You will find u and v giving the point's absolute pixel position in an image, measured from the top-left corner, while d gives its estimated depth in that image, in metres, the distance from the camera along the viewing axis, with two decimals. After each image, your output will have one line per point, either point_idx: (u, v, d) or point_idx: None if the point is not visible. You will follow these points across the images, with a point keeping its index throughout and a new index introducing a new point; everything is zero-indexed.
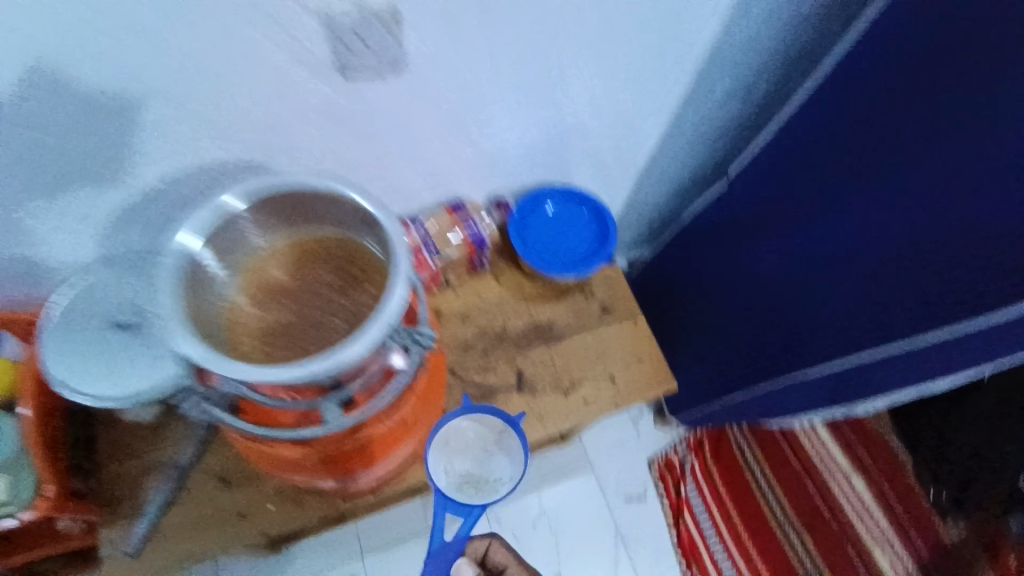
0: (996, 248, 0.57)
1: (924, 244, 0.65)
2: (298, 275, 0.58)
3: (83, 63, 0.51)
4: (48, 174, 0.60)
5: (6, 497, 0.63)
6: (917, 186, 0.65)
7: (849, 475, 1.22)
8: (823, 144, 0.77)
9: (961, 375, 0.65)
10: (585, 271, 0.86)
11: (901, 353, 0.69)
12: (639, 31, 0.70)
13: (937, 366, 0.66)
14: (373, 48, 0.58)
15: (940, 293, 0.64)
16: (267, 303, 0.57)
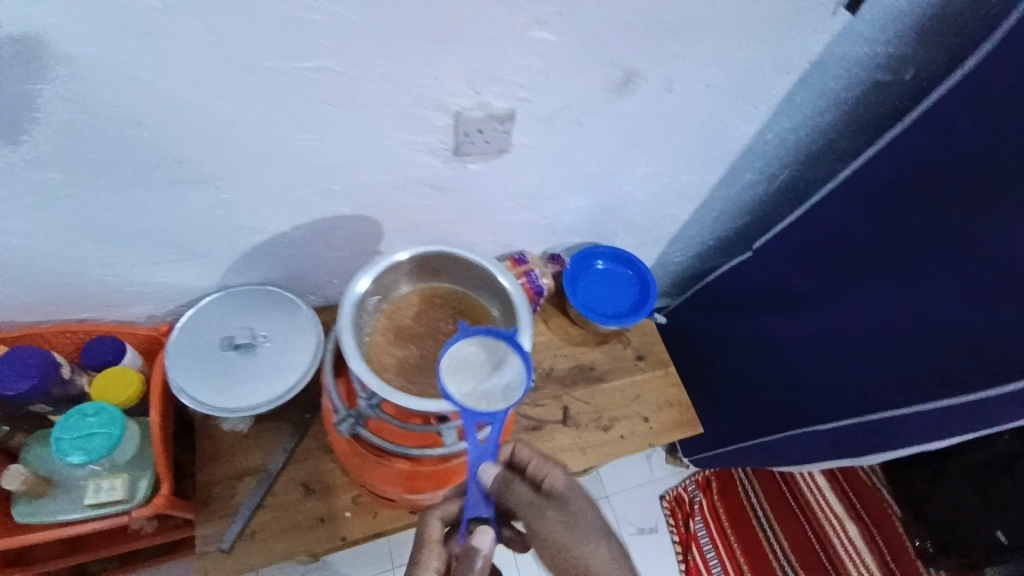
0: (992, 335, 0.70)
1: (930, 324, 0.77)
2: (421, 321, 0.70)
3: (259, 140, 0.62)
4: (199, 227, 0.70)
5: (124, 496, 0.69)
6: (925, 274, 0.78)
7: (843, 519, 1.33)
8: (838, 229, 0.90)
9: (959, 437, 0.76)
10: (627, 322, 0.98)
11: (907, 416, 0.80)
12: (692, 130, 0.85)
13: (937, 429, 0.77)
14: (486, 135, 0.71)
15: (943, 367, 0.76)
16: (398, 342, 0.68)
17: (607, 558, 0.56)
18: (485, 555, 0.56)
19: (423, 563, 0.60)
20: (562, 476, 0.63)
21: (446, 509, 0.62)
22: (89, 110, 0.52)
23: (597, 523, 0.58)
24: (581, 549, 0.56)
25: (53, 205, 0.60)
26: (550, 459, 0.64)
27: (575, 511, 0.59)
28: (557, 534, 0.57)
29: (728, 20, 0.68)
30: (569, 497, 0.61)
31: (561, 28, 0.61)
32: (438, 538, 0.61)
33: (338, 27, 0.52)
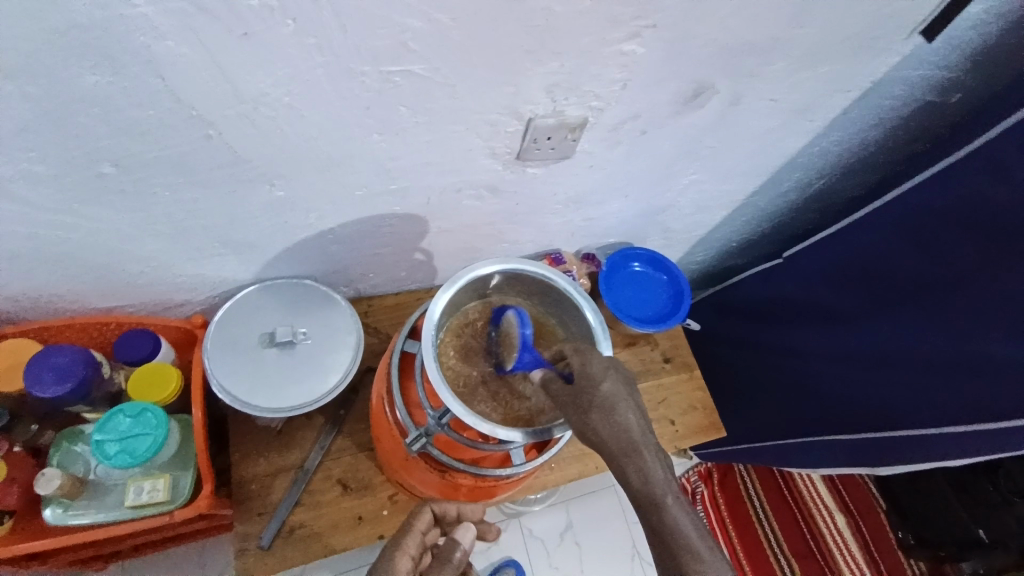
0: None
1: (967, 353, 0.78)
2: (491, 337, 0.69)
3: (317, 142, 0.57)
4: (248, 222, 0.66)
5: (166, 497, 0.68)
6: (965, 302, 0.78)
7: (834, 512, 1.39)
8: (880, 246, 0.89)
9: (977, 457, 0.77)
10: (662, 325, 0.98)
11: (929, 436, 0.81)
12: (746, 142, 0.83)
13: (954, 449, 0.79)
14: (551, 142, 0.68)
15: (974, 393, 0.76)
16: (467, 361, 0.67)
17: (637, 433, 0.55)
18: (462, 554, 0.62)
19: (402, 548, 0.61)
20: (598, 361, 0.57)
21: (441, 507, 0.64)
22: (160, 107, 0.48)
23: (633, 402, 0.56)
24: (614, 424, 0.54)
25: (103, 198, 0.55)
26: (586, 348, 0.59)
27: (613, 399, 0.55)
28: (586, 415, 0.55)
29: (810, 38, 0.66)
30: (603, 381, 0.56)
31: (651, 41, 0.58)
32: (423, 530, 0.63)
33: (436, 32, 0.49)
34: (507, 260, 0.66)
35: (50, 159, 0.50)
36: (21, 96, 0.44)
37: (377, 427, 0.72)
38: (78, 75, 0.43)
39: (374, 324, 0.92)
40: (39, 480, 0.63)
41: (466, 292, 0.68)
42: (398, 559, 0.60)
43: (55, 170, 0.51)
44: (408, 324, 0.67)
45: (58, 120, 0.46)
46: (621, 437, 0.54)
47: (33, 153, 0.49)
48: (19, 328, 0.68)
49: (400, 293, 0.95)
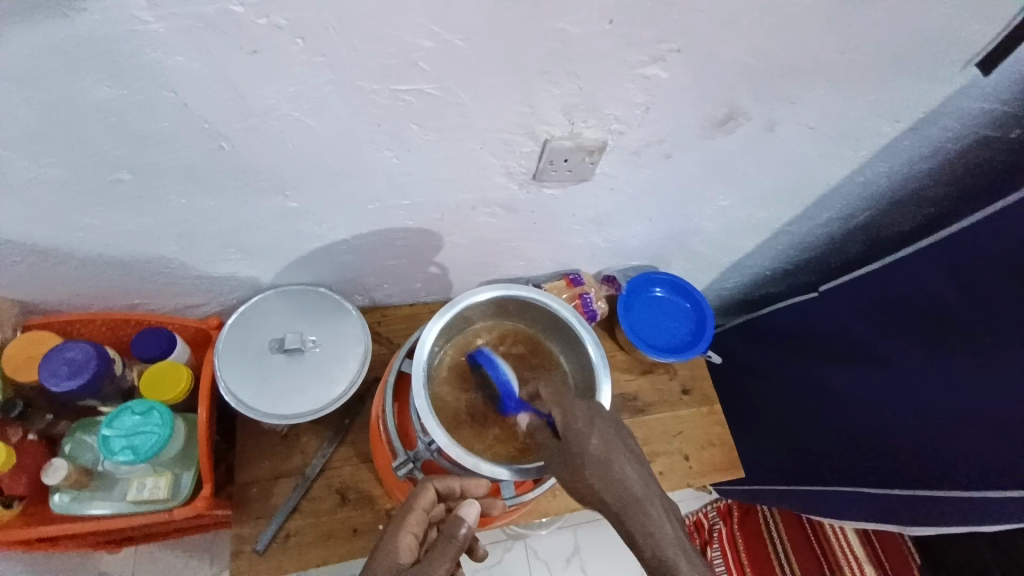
0: None
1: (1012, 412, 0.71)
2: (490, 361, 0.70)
3: (326, 155, 0.57)
4: (261, 230, 0.66)
5: (166, 496, 0.70)
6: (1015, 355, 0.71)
7: (863, 565, 1.26)
8: (922, 286, 0.83)
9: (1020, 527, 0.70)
10: (682, 355, 0.93)
11: (966, 498, 0.74)
12: (782, 170, 0.78)
13: (994, 515, 0.72)
14: (569, 164, 0.66)
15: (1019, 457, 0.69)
16: (461, 386, 0.68)
17: (636, 484, 0.53)
18: (467, 529, 0.56)
19: (404, 525, 0.58)
20: (582, 412, 0.56)
21: (444, 484, 0.60)
22: (171, 117, 0.49)
23: (625, 454, 0.54)
24: (607, 481, 0.53)
25: (120, 202, 0.57)
26: (566, 399, 0.58)
27: (605, 454, 0.54)
28: (578, 473, 0.54)
29: (854, 64, 0.62)
30: (592, 434, 0.55)
31: (676, 65, 0.55)
32: (426, 508, 0.59)
33: (446, 52, 0.48)
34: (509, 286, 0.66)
35: (68, 163, 0.51)
36: (40, 106, 0.45)
37: (373, 443, 0.73)
38: (93, 87, 0.45)
39: (386, 334, 0.91)
40: (47, 469, 0.66)
41: (465, 316, 0.69)
42: (399, 537, 0.57)
43: (73, 173, 0.52)
44: (407, 344, 0.67)
45: (75, 127, 0.48)
46: (619, 492, 0.53)
47: (53, 157, 0.50)
48: (44, 319, 0.71)
49: (415, 304, 0.94)
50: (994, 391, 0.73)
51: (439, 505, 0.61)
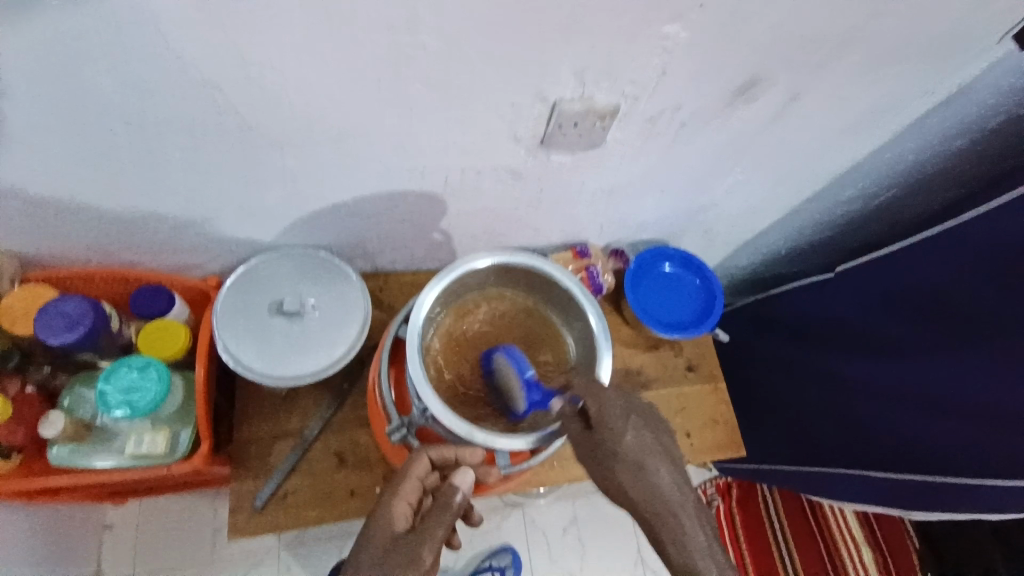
0: None
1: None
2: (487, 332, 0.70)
3: (324, 112, 0.54)
4: (260, 189, 0.65)
5: (164, 451, 0.70)
6: None
7: (859, 544, 1.29)
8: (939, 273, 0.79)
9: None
10: (689, 332, 0.91)
11: (973, 487, 0.73)
12: (805, 144, 0.75)
13: (999, 504, 0.71)
14: (579, 129, 0.63)
15: None
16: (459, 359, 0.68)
17: (665, 486, 0.55)
18: (461, 497, 0.57)
19: (398, 494, 0.59)
20: (617, 410, 0.56)
21: (438, 453, 0.61)
22: (161, 64, 0.46)
23: (658, 454, 0.56)
24: (638, 481, 0.55)
25: (114, 155, 0.55)
26: (599, 388, 0.57)
27: (637, 453, 0.55)
28: (610, 470, 0.55)
29: (892, 29, 0.57)
30: (626, 433, 0.55)
31: (698, 24, 0.51)
32: (420, 476, 0.60)
33: (450, 3, 0.45)
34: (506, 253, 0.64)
35: (58, 112, 0.49)
36: (25, 52, 0.43)
37: (369, 405, 0.73)
38: (76, 31, 0.42)
39: (388, 301, 0.90)
40: (44, 421, 0.67)
41: (461, 287, 0.68)
42: (394, 505, 0.59)
43: (62, 122, 0.50)
44: (402, 311, 0.66)
45: (59, 72, 0.45)
46: (648, 493, 0.54)
47: (39, 105, 0.48)
48: (42, 273, 0.70)
49: (418, 271, 0.93)
50: (1010, 383, 0.70)
51: (433, 474, 0.62)
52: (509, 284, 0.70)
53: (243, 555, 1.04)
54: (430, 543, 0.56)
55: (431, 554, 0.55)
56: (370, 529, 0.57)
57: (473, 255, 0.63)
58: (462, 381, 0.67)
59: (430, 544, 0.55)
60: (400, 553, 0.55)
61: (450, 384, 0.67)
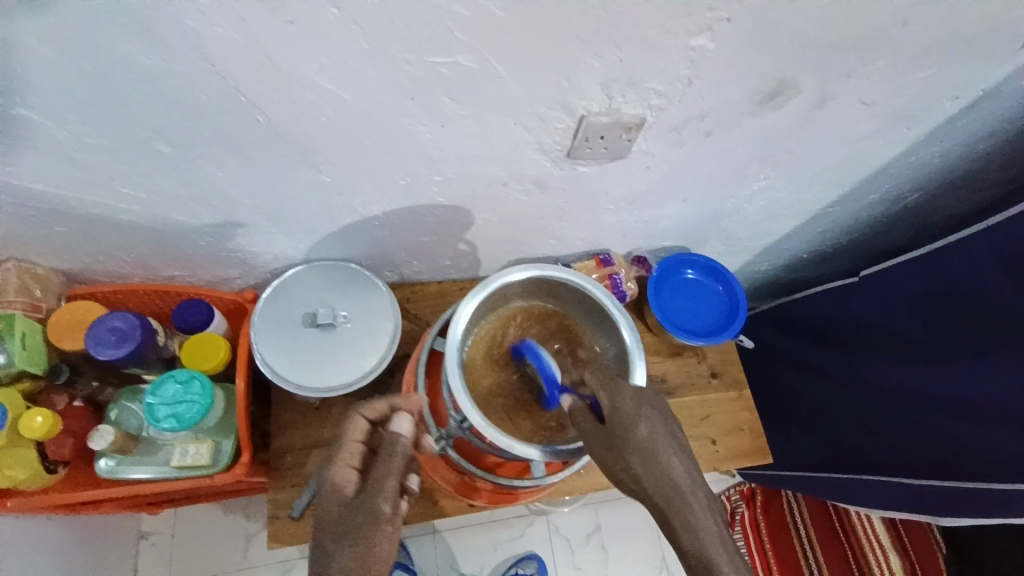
0: None
1: None
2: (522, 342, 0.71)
3: (358, 129, 0.56)
4: (295, 203, 0.67)
5: (208, 462, 0.72)
6: None
7: (887, 551, 1.26)
8: (965, 274, 0.79)
9: None
10: (711, 339, 0.92)
11: (1004, 491, 0.72)
12: (830, 149, 0.75)
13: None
14: (605, 141, 0.64)
15: None
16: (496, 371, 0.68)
17: (678, 476, 0.54)
18: (405, 438, 0.58)
19: (338, 461, 0.59)
20: (629, 400, 0.56)
21: (371, 409, 0.62)
22: (206, 87, 0.48)
23: (670, 442, 0.55)
24: (650, 472, 0.54)
25: (160, 173, 0.58)
26: (612, 379, 0.57)
27: (650, 442, 0.54)
28: (625, 460, 0.54)
29: (915, 36, 0.58)
30: (639, 422, 0.55)
31: (724, 35, 0.53)
32: (358, 439, 0.61)
33: (484, 22, 0.46)
34: (542, 266, 0.65)
35: (109, 133, 0.51)
36: (81, 76, 0.45)
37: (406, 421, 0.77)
38: (127, 54, 0.44)
39: (415, 311, 0.92)
40: (95, 434, 0.69)
41: (497, 299, 0.68)
42: (335, 471, 0.59)
43: (112, 143, 0.53)
44: (439, 323, 0.68)
45: (111, 95, 0.47)
46: (661, 484, 0.53)
47: (91, 126, 0.50)
48: (89, 290, 0.72)
49: (443, 282, 0.95)
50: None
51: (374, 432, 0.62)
52: (544, 295, 0.71)
53: (271, 563, 1.06)
54: (385, 495, 0.56)
55: (389, 502, 0.56)
56: (320, 505, 0.57)
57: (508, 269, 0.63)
58: (500, 392, 0.68)
59: (384, 494, 0.56)
60: (359, 514, 0.55)
61: (488, 396, 0.67)
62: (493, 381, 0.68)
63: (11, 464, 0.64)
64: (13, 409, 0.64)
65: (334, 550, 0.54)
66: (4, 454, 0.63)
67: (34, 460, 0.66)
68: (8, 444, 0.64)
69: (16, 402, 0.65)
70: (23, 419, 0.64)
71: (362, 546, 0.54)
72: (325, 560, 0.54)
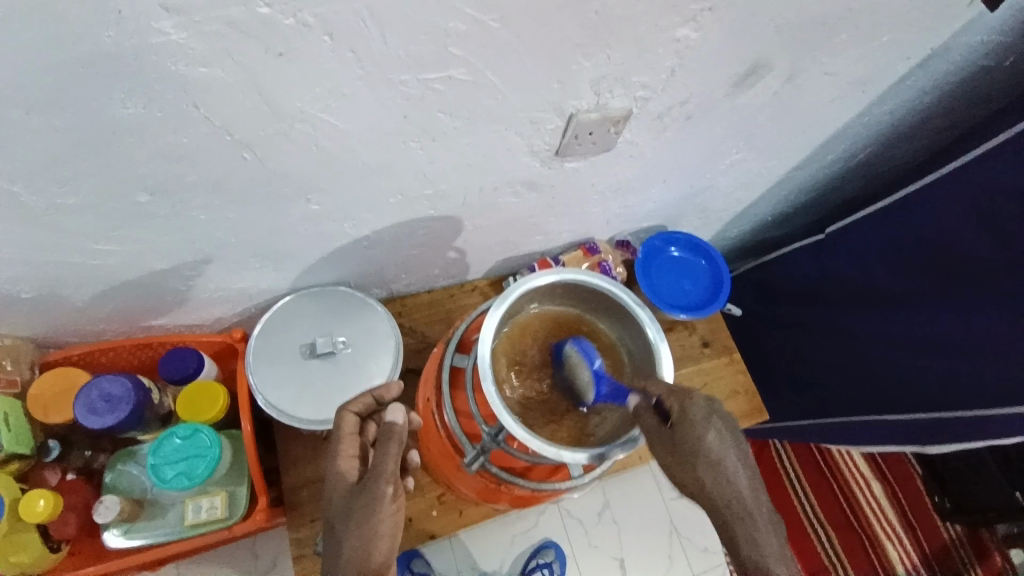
0: None
1: (1010, 334, 0.74)
2: (544, 346, 0.70)
3: (350, 154, 0.54)
4: (283, 236, 0.64)
5: (224, 514, 0.69)
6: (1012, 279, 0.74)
7: (870, 481, 1.36)
8: (920, 223, 0.84)
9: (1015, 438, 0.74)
10: (698, 313, 0.95)
11: (968, 418, 0.79)
12: (798, 119, 0.78)
13: (990, 430, 0.76)
14: (593, 136, 0.64)
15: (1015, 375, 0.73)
16: (522, 378, 0.68)
17: (743, 488, 0.54)
18: (401, 424, 0.56)
19: (340, 453, 0.58)
20: (700, 411, 0.55)
21: (357, 405, 0.61)
22: (191, 131, 0.45)
23: (737, 454, 0.55)
24: (716, 481, 0.54)
25: (140, 224, 0.54)
26: (682, 390, 0.57)
27: (718, 453, 0.54)
28: (691, 468, 0.55)
29: (876, 7, 0.61)
30: (708, 434, 0.54)
31: (708, 23, 0.53)
32: (352, 431, 0.60)
33: (479, 34, 0.45)
34: (558, 271, 0.66)
35: (86, 190, 0.48)
36: (57, 137, 0.42)
37: (425, 436, 0.74)
38: (106, 108, 0.41)
39: (409, 324, 0.90)
40: (101, 508, 0.65)
41: (519, 304, 0.69)
42: (333, 473, 0.57)
43: (90, 200, 0.49)
44: (457, 337, 0.69)
45: (90, 153, 0.44)
46: (726, 491, 0.54)
47: (66, 186, 0.47)
48: (65, 356, 0.68)
49: (434, 290, 0.93)
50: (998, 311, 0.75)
51: (366, 425, 0.62)
52: (558, 300, 0.72)
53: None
54: (385, 482, 0.54)
55: (392, 484, 0.54)
56: (329, 498, 0.56)
57: (527, 276, 0.64)
58: (535, 402, 0.67)
59: (386, 477, 0.54)
60: (363, 499, 0.53)
61: (521, 403, 0.66)
62: (525, 388, 0.67)
63: (16, 550, 0.62)
64: (10, 495, 0.62)
65: (345, 540, 0.53)
66: (10, 540, 0.62)
67: (39, 541, 0.64)
68: (10, 530, 0.62)
69: (12, 488, 0.62)
70: (25, 504, 0.61)
71: (366, 537, 0.53)
72: (337, 546, 0.53)
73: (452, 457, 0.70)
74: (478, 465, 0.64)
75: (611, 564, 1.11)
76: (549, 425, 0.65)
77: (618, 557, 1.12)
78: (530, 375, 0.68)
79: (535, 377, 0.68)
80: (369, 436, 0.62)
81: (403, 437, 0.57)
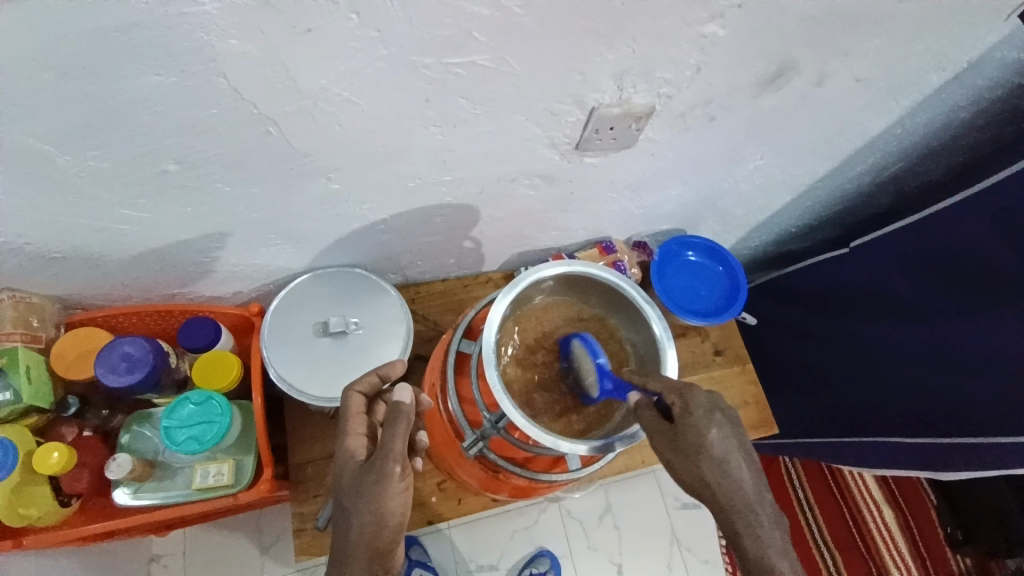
0: None
1: None
2: (550, 337, 0.71)
3: (370, 135, 0.55)
4: (302, 213, 0.65)
5: (230, 482, 0.71)
6: None
7: (881, 505, 1.32)
8: (946, 241, 0.81)
9: None
10: (710, 319, 0.94)
11: (985, 445, 0.76)
12: (825, 127, 0.76)
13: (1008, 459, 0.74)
14: (613, 132, 0.64)
15: None
16: (525, 368, 0.68)
17: (747, 484, 0.54)
18: (409, 403, 0.56)
19: (349, 431, 0.59)
20: (702, 406, 0.55)
21: (364, 386, 0.62)
22: (218, 103, 0.47)
23: (740, 452, 0.55)
24: (720, 479, 0.53)
25: (164, 193, 0.55)
26: (684, 384, 0.56)
27: (722, 449, 0.54)
28: (695, 465, 0.54)
29: (910, 13, 0.60)
30: (711, 430, 0.54)
31: (735, 21, 0.53)
32: (359, 410, 0.61)
33: (503, 20, 0.45)
34: (568, 264, 0.66)
35: (114, 156, 0.49)
36: (89, 102, 0.43)
37: (430, 420, 0.75)
38: (136, 76, 0.42)
39: (422, 311, 0.92)
40: (112, 465, 0.67)
41: (525, 294, 0.69)
42: (341, 449, 0.58)
43: (118, 166, 0.51)
44: (466, 324, 0.70)
45: (120, 120, 0.46)
46: (729, 490, 0.53)
47: (96, 150, 0.48)
48: (91, 317, 0.71)
49: (448, 279, 0.94)
50: None
51: (375, 405, 0.63)
52: (564, 292, 0.72)
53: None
54: (394, 460, 0.54)
55: (400, 463, 0.54)
56: (337, 474, 0.57)
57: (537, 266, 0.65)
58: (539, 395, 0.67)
59: (394, 456, 0.54)
60: (371, 474, 0.54)
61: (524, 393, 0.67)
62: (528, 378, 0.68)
63: (26, 503, 0.64)
64: (25, 447, 0.65)
65: (354, 515, 0.53)
66: (19, 493, 0.63)
67: (49, 496, 0.66)
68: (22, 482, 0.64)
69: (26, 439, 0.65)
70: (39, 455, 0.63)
71: (375, 511, 0.53)
72: (344, 517, 0.54)
73: (453, 442, 0.70)
74: (476, 450, 0.65)
75: (608, 568, 1.10)
76: (550, 417, 0.66)
77: (615, 562, 1.11)
78: (536, 367, 0.69)
79: (539, 368, 0.69)
80: (378, 416, 0.63)
81: (412, 416, 0.57)
